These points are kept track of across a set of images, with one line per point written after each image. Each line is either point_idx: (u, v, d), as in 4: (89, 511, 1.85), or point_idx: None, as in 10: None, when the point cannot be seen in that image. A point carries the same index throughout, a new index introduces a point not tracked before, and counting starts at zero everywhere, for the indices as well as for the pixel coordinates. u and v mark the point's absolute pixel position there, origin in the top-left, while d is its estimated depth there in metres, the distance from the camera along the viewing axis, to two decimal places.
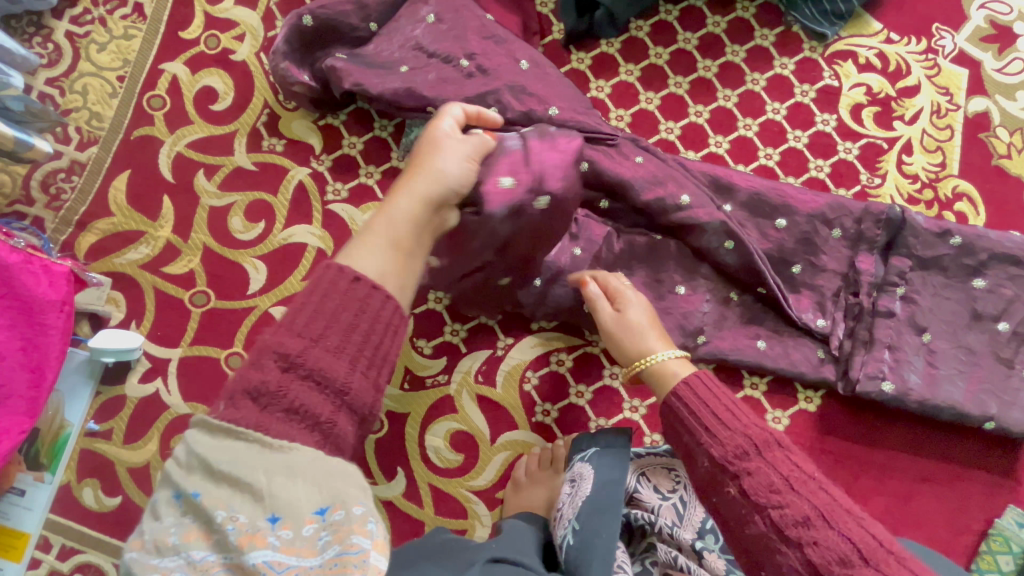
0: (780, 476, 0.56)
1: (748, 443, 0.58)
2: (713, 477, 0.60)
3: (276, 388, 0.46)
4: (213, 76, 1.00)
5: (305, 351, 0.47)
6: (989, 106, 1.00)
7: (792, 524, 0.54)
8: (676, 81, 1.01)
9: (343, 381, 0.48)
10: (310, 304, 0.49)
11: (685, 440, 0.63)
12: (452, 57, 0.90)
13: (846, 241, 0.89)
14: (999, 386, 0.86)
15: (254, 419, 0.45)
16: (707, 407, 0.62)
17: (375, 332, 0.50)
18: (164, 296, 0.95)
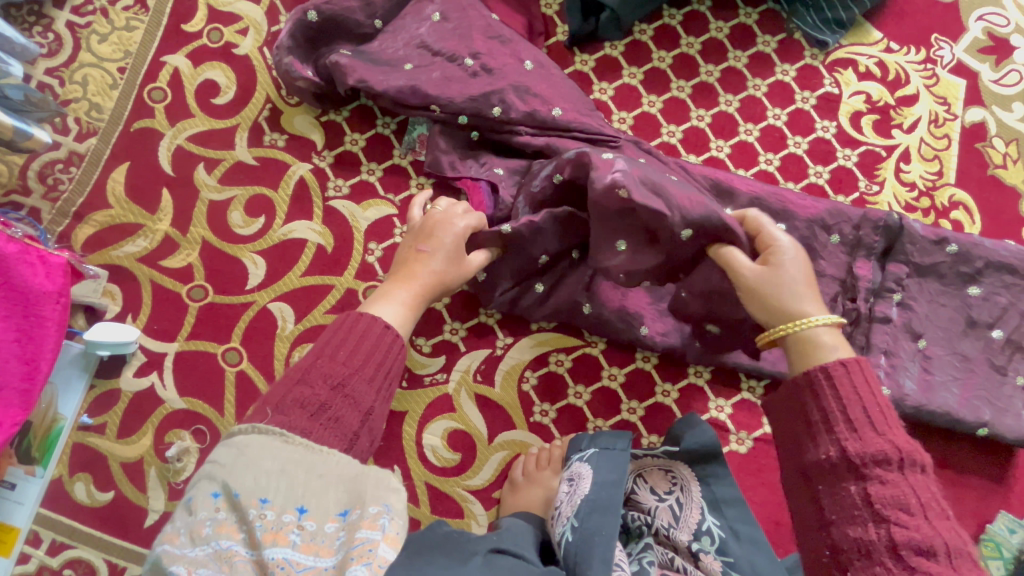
0: (916, 500, 0.54)
1: (894, 450, 0.56)
2: (835, 469, 0.59)
3: (321, 402, 0.56)
4: (215, 70, 1.00)
5: (346, 376, 0.58)
6: (986, 116, 1.02)
7: (910, 548, 0.52)
8: (679, 85, 1.02)
9: (370, 404, 0.59)
10: (348, 341, 0.60)
11: (814, 417, 0.61)
12: (457, 56, 0.91)
13: (843, 248, 0.90)
14: (991, 392, 0.88)
15: (301, 425, 0.54)
16: (861, 405, 0.59)
17: (392, 369, 0.62)
18: (162, 290, 0.94)
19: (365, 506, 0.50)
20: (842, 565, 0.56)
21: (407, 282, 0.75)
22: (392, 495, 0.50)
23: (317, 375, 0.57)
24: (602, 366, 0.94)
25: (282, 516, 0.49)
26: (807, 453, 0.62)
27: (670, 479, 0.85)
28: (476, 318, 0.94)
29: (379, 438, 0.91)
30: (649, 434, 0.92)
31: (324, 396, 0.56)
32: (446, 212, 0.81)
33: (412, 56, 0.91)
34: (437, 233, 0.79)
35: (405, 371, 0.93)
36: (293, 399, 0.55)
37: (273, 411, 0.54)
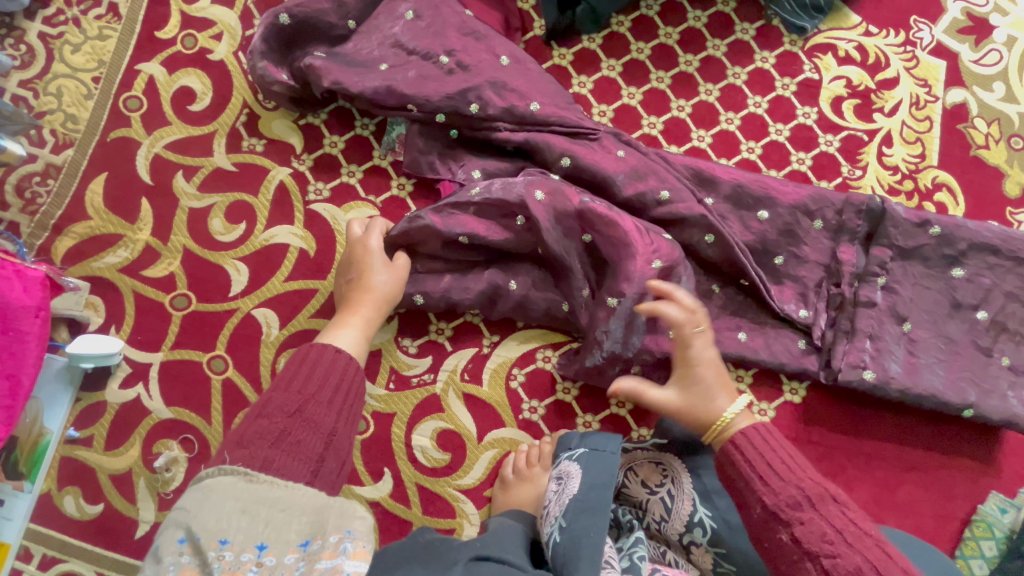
0: (833, 529, 0.62)
1: (801, 494, 0.65)
2: (766, 524, 0.66)
3: (281, 429, 0.64)
4: (191, 76, 0.99)
5: (304, 404, 0.67)
6: (967, 97, 1.01)
7: (843, 573, 0.60)
8: (658, 75, 1.01)
9: (332, 426, 0.67)
10: (299, 372, 0.69)
11: (738, 485, 0.69)
12: (432, 54, 0.90)
13: (827, 232, 0.91)
14: (978, 373, 0.88)
15: (264, 454, 0.61)
16: (765, 460, 0.68)
17: (348, 390, 0.71)
18: (144, 300, 0.93)
19: (325, 535, 0.53)
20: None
21: (354, 311, 0.81)
22: (355, 520, 0.55)
23: (274, 407, 0.65)
24: None
25: (241, 555, 0.50)
26: (746, 516, 0.69)
27: (662, 472, 0.85)
28: (462, 317, 0.94)
29: (368, 442, 0.91)
30: (638, 427, 0.92)
31: (283, 424, 0.64)
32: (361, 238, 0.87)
33: (387, 56, 0.91)
34: (367, 259, 0.85)
35: (391, 372, 0.92)
36: (253, 432, 0.62)
37: (232, 450, 0.61)
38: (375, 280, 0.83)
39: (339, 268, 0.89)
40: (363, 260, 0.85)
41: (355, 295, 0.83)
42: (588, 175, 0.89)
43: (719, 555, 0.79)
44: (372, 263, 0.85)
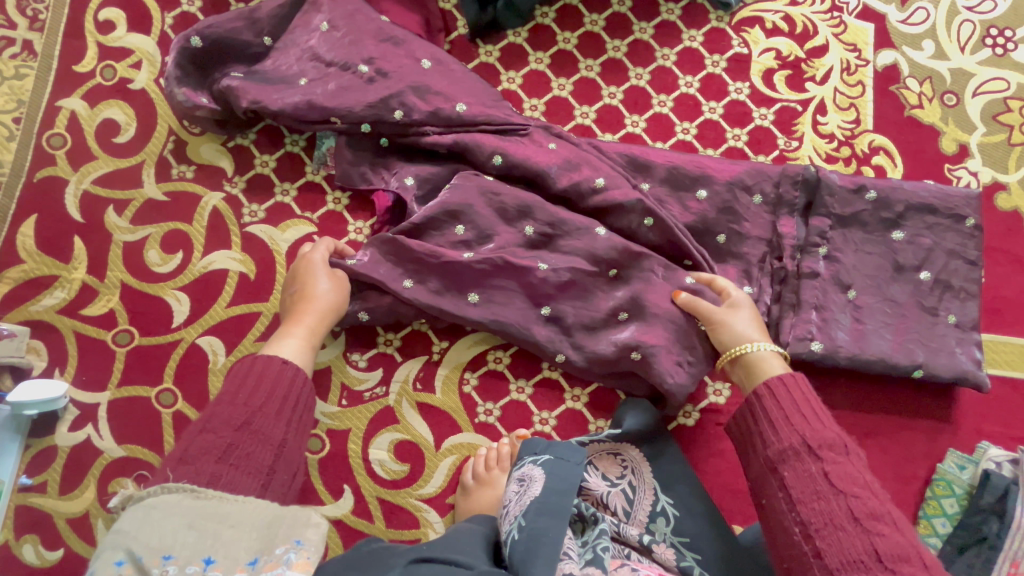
0: (860, 476, 0.63)
1: (838, 438, 0.66)
2: (795, 454, 0.66)
3: (229, 444, 0.63)
4: (113, 108, 0.97)
5: (251, 417, 0.66)
6: (897, 58, 1.01)
7: (867, 515, 0.60)
8: (587, 64, 1.00)
9: (281, 438, 0.67)
10: (246, 385, 0.68)
11: (771, 415, 0.70)
12: (351, 64, 0.90)
13: (766, 207, 0.91)
14: (925, 333, 0.88)
15: (211, 469, 0.60)
16: (805, 403, 0.69)
17: (298, 402, 0.71)
18: (86, 339, 0.92)
19: (273, 549, 0.53)
20: (812, 537, 0.61)
21: (296, 320, 0.81)
22: (308, 531, 0.55)
23: (219, 421, 0.64)
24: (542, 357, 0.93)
25: (186, 569, 0.50)
26: (770, 447, 0.69)
27: (621, 463, 0.86)
28: (410, 326, 0.93)
29: (324, 460, 0.90)
30: (596, 419, 0.92)
31: (230, 438, 0.63)
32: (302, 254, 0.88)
33: (307, 70, 0.90)
34: (310, 270, 0.86)
35: (343, 389, 0.91)
36: (197, 448, 0.61)
37: (175, 467, 0.60)
38: (315, 292, 0.83)
39: (283, 285, 0.88)
40: (305, 271, 0.86)
41: (297, 306, 0.83)
42: (521, 171, 0.89)
43: (683, 544, 0.80)
44: (309, 274, 0.85)
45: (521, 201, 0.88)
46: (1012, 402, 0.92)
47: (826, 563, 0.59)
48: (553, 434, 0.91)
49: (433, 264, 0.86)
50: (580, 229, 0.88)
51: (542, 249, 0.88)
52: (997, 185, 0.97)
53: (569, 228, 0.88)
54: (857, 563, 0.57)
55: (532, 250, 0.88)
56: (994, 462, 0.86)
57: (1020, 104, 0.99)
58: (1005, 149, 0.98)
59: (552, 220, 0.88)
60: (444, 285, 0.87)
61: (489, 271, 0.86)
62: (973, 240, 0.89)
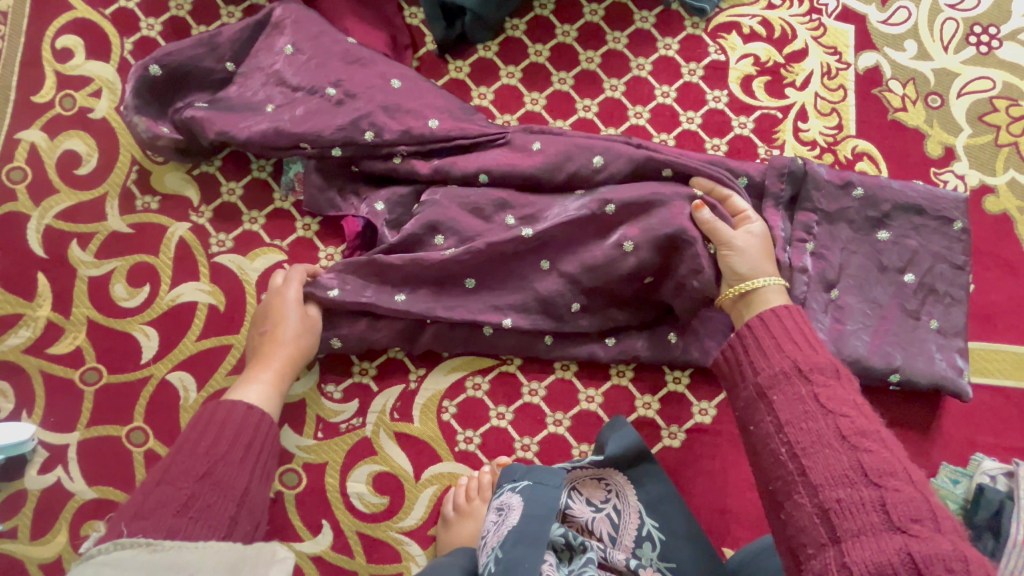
0: (850, 398, 0.59)
1: (830, 361, 0.62)
2: (786, 377, 0.62)
3: (188, 496, 0.61)
4: (74, 139, 0.95)
5: (213, 467, 0.64)
6: (879, 60, 0.98)
7: (854, 433, 0.56)
8: (560, 77, 0.97)
9: (244, 486, 0.66)
10: (207, 433, 0.67)
11: (761, 341, 0.66)
12: (318, 87, 0.87)
13: (750, 193, 0.88)
14: (904, 337, 0.85)
15: (167, 524, 0.58)
16: (797, 329, 0.66)
17: (263, 447, 0.70)
18: (54, 379, 0.90)
19: None
20: (799, 455, 0.56)
21: (263, 365, 0.80)
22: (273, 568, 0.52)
23: (179, 473, 0.62)
24: (522, 383, 0.91)
25: None
26: (759, 372, 0.64)
27: (605, 487, 0.83)
28: (385, 354, 0.91)
29: (301, 496, 0.88)
30: (579, 444, 0.89)
31: (190, 490, 0.61)
32: (275, 287, 0.85)
33: (273, 96, 0.87)
34: (281, 309, 0.82)
35: (318, 421, 0.89)
36: (153, 501, 0.59)
37: (130, 522, 0.57)
38: (284, 336, 0.81)
39: (252, 320, 0.85)
40: (278, 309, 0.83)
41: (267, 346, 0.81)
42: (511, 181, 0.87)
43: (670, 570, 0.78)
44: (284, 312, 0.82)
45: (494, 196, 0.86)
46: (1005, 410, 0.90)
47: (812, 479, 0.55)
48: (535, 460, 0.89)
49: (418, 270, 0.83)
50: (555, 205, 0.86)
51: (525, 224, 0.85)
52: (985, 187, 0.95)
53: (542, 206, 0.86)
54: (843, 478, 0.53)
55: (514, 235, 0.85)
56: (989, 475, 0.81)
57: (1006, 103, 0.97)
58: (992, 151, 0.96)
59: (527, 205, 0.86)
60: (433, 292, 0.85)
61: (475, 266, 0.84)
62: (960, 244, 0.87)
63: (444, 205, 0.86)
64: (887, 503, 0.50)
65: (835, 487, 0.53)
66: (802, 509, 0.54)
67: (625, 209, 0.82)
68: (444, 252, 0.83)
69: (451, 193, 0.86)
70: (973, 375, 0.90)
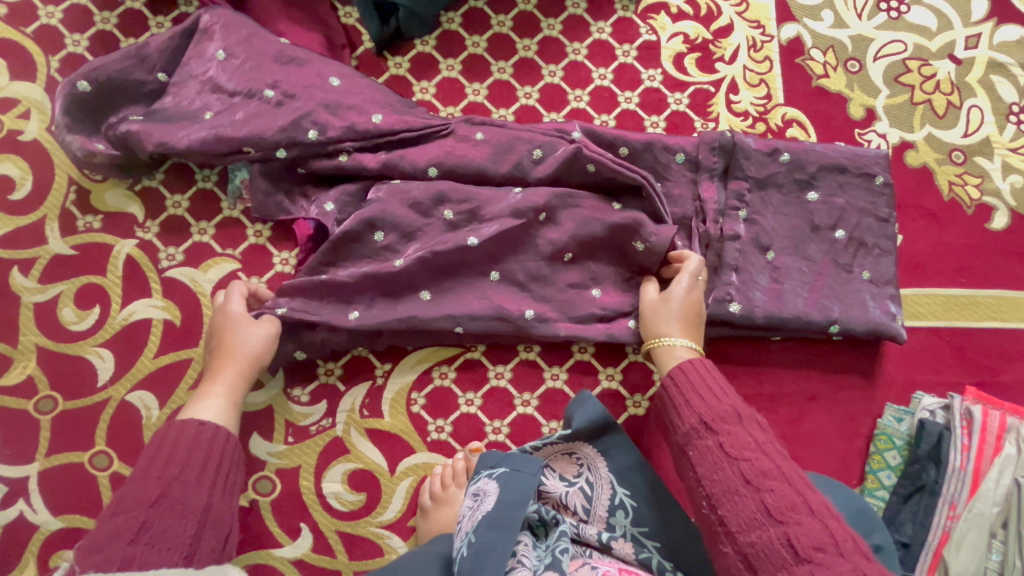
0: (753, 439, 0.67)
1: (731, 409, 0.69)
2: (696, 432, 0.70)
3: (142, 521, 0.60)
4: (4, 163, 0.92)
5: (165, 490, 0.64)
6: (800, 31, 1.03)
7: (757, 475, 0.63)
8: (499, 66, 0.99)
9: (204, 503, 0.66)
10: (159, 458, 0.67)
11: (676, 402, 0.74)
12: (256, 91, 0.86)
13: (686, 168, 0.92)
14: (840, 290, 0.90)
15: (122, 553, 0.57)
16: (703, 381, 0.74)
17: (220, 463, 0.70)
18: (5, 412, 0.87)
19: None
20: (716, 506, 0.64)
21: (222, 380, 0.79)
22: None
23: (130, 502, 0.62)
24: (487, 368, 0.92)
25: None
26: (678, 430, 0.73)
27: (576, 461, 0.86)
28: (350, 353, 0.91)
29: (276, 501, 0.87)
30: (549, 421, 0.92)
31: (143, 516, 0.61)
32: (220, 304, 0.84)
33: (211, 103, 0.86)
34: (228, 325, 0.82)
35: (288, 426, 0.89)
36: (105, 534, 0.58)
37: (83, 558, 0.56)
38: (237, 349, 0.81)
39: (207, 337, 0.85)
40: (232, 328, 0.82)
41: (221, 364, 0.80)
42: (458, 174, 0.89)
43: (643, 535, 0.80)
44: (240, 330, 0.82)
45: (435, 190, 0.87)
46: (939, 350, 0.96)
47: (730, 528, 0.62)
48: (507, 442, 0.91)
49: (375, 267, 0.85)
50: (499, 197, 0.88)
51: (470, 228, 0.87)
52: (905, 144, 1.01)
53: (485, 200, 0.88)
54: (753, 523, 0.61)
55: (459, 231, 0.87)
56: (929, 411, 0.91)
57: (919, 64, 1.03)
58: (909, 109, 1.02)
59: (467, 198, 0.88)
60: (389, 296, 0.86)
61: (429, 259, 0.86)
62: (883, 197, 0.93)
63: (388, 204, 0.87)
64: (792, 539, 0.58)
65: (749, 533, 0.60)
66: (727, 558, 0.62)
67: (555, 212, 0.88)
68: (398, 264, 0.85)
69: (394, 190, 0.87)
70: (907, 320, 0.97)
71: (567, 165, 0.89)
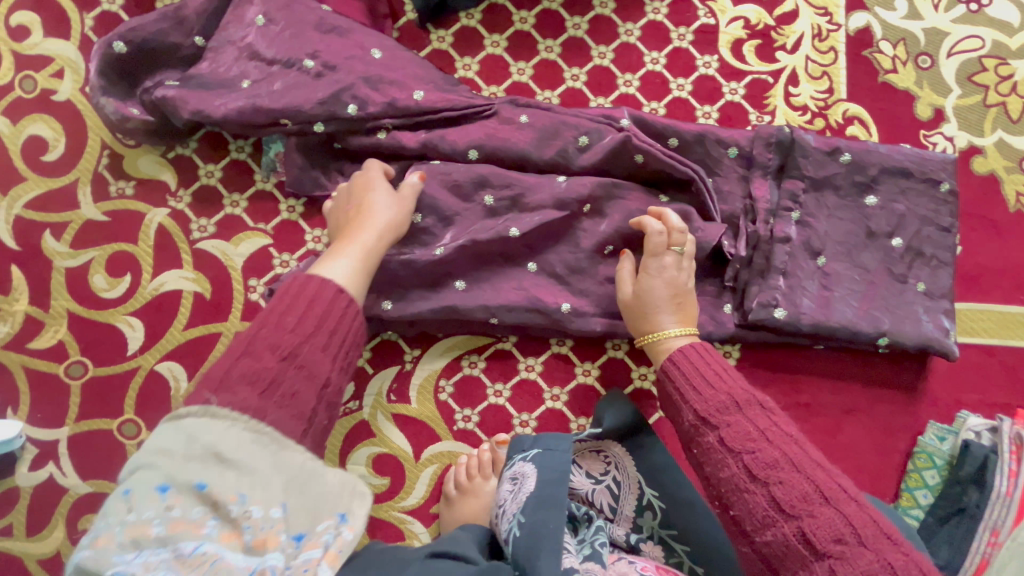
0: (756, 428, 0.64)
1: (728, 399, 0.67)
2: (698, 429, 0.68)
3: (272, 376, 0.54)
4: (38, 123, 0.90)
5: (299, 346, 0.57)
6: (869, 20, 0.96)
7: (763, 467, 0.61)
8: (547, 45, 0.94)
9: (326, 377, 0.58)
10: (296, 305, 0.59)
11: (675, 398, 0.72)
12: (295, 60, 0.83)
13: (738, 163, 0.88)
14: (892, 301, 0.86)
15: (254, 403, 0.51)
16: (699, 372, 0.72)
17: (348, 337, 0.62)
18: (37, 375, 0.87)
19: (317, 524, 0.49)
20: (727, 506, 0.63)
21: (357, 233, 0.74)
22: (355, 504, 0.51)
23: (264, 346, 0.55)
24: (518, 359, 0.90)
25: (258, 515, 0.46)
26: (681, 427, 0.71)
27: (604, 459, 0.84)
28: (379, 336, 0.90)
29: None
30: (577, 418, 0.90)
31: (275, 369, 0.54)
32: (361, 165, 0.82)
33: (248, 71, 0.83)
34: (369, 185, 0.79)
35: None
36: (238, 372, 0.53)
37: (215, 391, 0.51)
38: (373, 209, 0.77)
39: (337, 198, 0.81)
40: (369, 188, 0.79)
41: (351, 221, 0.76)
42: (499, 159, 0.86)
43: (671, 537, 0.79)
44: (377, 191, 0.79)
45: (475, 174, 0.84)
46: (990, 369, 0.92)
47: (744, 527, 0.60)
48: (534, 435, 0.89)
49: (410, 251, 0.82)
50: (541, 185, 0.84)
51: (509, 215, 0.84)
52: (973, 149, 0.95)
53: (526, 188, 0.84)
54: (766, 519, 0.59)
55: (498, 218, 0.84)
56: (974, 432, 0.87)
57: (995, 63, 0.96)
58: (981, 112, 0.95)
59: (508, 184, 0.84)
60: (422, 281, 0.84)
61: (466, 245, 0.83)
62: (946, 205, 0.87)
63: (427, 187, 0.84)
64: (807, 533, 0.56)
65: (763, 531, 0.59)
66: (745, 557, 0.61)
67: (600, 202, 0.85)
68: (434, 250, 0.82)
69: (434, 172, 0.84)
70: (959, 336, 0.92)
71: (614, 154, 0.85)
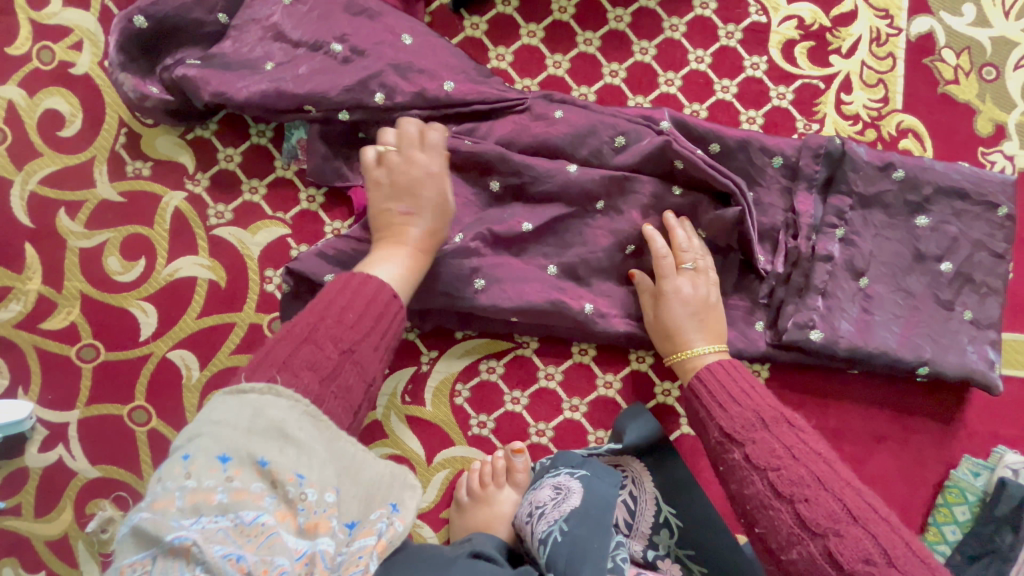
0: (783, 445, 0.60)
1: (755, 416, 0.64)
2: (722, 446, 0.65)
3: (332, 367, 0.53)
4: (55, 97, 0.87)
5: (358, 342, 0.56)
6: (933, 26, 0.90)
7: (787, 484, 0.58)
8: (586, 37, 0.89)
9: (375, 376, 0.57)
10: (354, 303, 0.57)
11: (700, 413, 0.69)
12: (322, 43, 0.79)
13: (782, 174, 0.83)
14: (936, 329, 0.82)
15: (315, 392, 0.51)
16: (725, 390, 0.68)
17: (395, 340, 0.60)
18: (48, 356, 0.86)
19: (369, 512, 0.51)
20: (752, 524, 0.60)
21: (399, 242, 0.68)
22: (405, 496, 0.53)
23: (327, 335, 0.54)
24: (537, 366, 0.87)
25: (314, 494, 0.46)
26: (706, 442, 0.68)
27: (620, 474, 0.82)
28: None
29: None
30: (595, 430, 0.87)
31: (336, 360, 0.54)
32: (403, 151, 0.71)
33: (273, 53, 0.79)
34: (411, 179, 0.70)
35: None
36: (302, 359, 0.52)
37: (281, 372, 0.50)
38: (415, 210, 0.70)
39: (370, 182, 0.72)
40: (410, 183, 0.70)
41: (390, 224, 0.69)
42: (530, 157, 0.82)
43: (688, 558, 0.77)
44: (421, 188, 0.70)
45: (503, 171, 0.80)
46: None
47: (770, 547, 0.57)
48: (550, 445, 0.87)
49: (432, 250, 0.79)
50: (573, 187, 0.80)
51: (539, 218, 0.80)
52: None
53: (557, 190, 0.80)
54: (790, 539, 0.56)
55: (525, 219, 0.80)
56: (1011, 470, 0.83)
57: None
58: None
59: (538, 185, 0.80)
60: None
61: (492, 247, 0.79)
62: (1002, 230, 0.82)
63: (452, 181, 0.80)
64: (833, 553, 0.53)
65: (789, 550, 0.55)
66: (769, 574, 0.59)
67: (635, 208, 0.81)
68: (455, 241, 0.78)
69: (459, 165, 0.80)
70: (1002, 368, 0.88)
71: (652, 158, 0.80)
